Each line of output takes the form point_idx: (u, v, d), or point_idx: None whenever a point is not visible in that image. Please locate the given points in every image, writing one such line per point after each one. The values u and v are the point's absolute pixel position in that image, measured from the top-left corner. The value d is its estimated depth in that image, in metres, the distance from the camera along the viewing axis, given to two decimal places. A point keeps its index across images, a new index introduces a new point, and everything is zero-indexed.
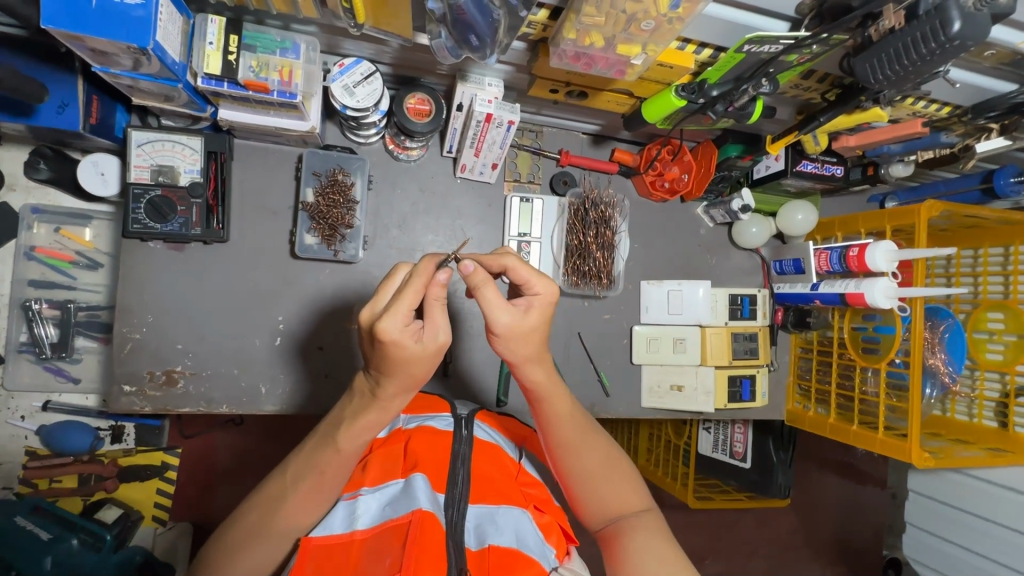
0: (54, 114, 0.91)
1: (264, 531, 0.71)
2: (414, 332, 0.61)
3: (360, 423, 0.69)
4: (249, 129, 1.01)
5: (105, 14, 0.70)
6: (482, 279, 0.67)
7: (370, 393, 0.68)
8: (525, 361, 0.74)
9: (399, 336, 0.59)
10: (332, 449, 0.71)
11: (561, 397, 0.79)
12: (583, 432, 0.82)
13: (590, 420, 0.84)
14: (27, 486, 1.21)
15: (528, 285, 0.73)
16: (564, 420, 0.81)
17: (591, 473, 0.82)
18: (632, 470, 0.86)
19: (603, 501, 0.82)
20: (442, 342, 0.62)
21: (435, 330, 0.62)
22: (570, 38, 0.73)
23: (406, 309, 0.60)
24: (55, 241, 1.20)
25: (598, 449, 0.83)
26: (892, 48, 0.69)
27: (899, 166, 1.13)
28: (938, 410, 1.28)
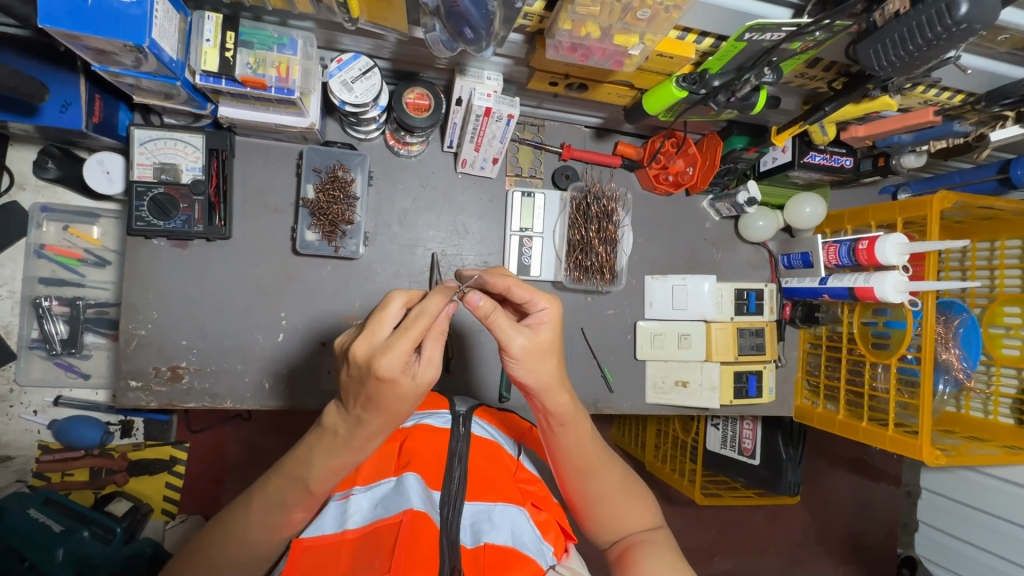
0: (57, 114, 0.93)
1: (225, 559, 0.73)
2: (410, 367, 0.60)
3: (334, 464, 0.69)
4: (250, 126, 1.01)
5: (102, 13, 0.71)
6: (490, 309, 0.69)
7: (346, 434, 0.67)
8: (546, 386, 0.73)
9: (398, 375, 0.59)
10: (302, 490, 0.71)
11: (582, 421, 0.79)
12: (600, 455, 0.81)
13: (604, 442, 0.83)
14: (40, 479, 1.24)
15: (532, 302, 0.74)
16: (583, 445, 0.80)
17: (604, 497, 0.80)
18: (641, 488, 0.85)
19: (616, 522, 0.80)
20: (435, 380, 0.62)
21: (429, 365, 0.61)
22: (565, 29, 0.72)
23: (409, 347, 0.59)
24: (64, 239, 1.22)
25: (611, 473, 0.81)
26: (897, 34, 0.67)
27: (911, 157, 1.09)
28: (953, 406, 1.25)
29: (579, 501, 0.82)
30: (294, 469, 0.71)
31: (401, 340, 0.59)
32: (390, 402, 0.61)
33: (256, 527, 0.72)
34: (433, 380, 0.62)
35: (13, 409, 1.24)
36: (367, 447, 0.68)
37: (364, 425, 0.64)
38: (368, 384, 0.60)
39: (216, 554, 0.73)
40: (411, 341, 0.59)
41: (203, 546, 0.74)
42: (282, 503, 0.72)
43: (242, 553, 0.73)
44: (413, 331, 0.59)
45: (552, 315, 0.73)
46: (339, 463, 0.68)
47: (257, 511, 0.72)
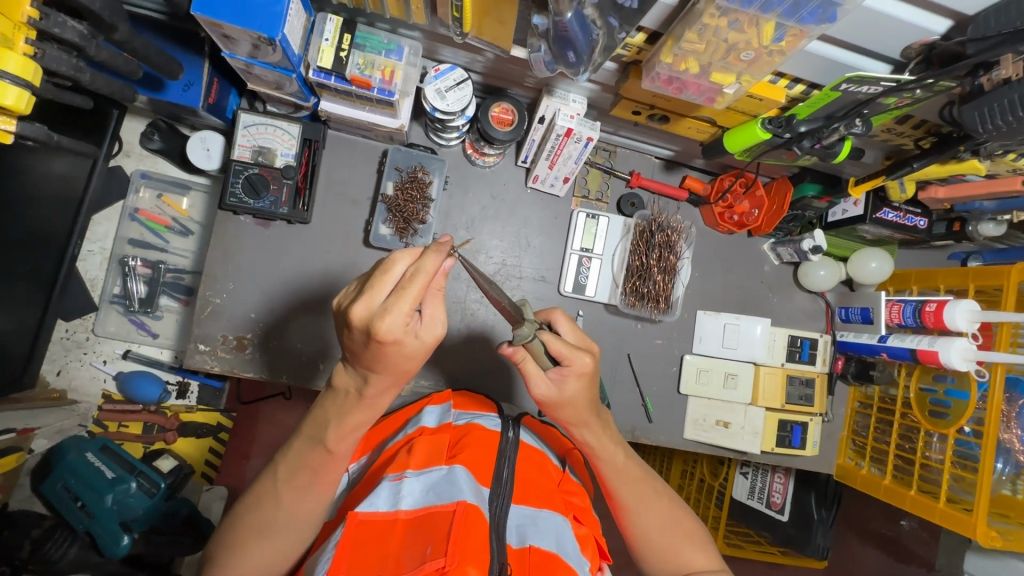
0: (180, 92, 1.02)
1: (260, 543, 0.76)
2: (412, 329, 0.60)
3: (349, 423, 0.74)
4: (344, 122, 1.08)
5: (246, 7, 0.78)
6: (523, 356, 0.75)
7: (356, 392, 0.71)
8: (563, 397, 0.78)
9: (400, 336, 0.59)
10: (322, 451, 0.75)
11: (611, 434, 0.87)
12: (644, 482, 0.87)
13: (650, 474, 0.90)
14: (99, 427, 1.31)
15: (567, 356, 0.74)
16: (623, 473, 0.86)
17: (657, 525, 0.85)
18: (695, 525, 0.88)
19: (677, 558, 0.83)
20: (439, 334, 0.62)
21: (432, 323, 0.62)
22: (666, 62, 0.75)
23: (408, 308, 0.58)
24: (156, 206, 1.34)
25: (668, 513, 0.86)
26: (1005, 100, 0.67)
27: (989, 225, 1.08)
28: (1009, 490, 1.09)
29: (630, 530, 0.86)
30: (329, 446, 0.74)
31: (400, 301, 0.58)
32: (398, 359, 0.62)
33: (307, 496, 0.77)
34: (438, 335, 0.62)
35: (86, 356, 1.33)
36: (378, 404, 0.72)
37: (371, 381, 0.67)
38: (372, 345, 0.60)
39: (262, 520, 0.76)
40: (410, 302, 0.58)
41: (250, 511, 0.77)
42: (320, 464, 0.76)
43: (272, 538, 0.76)
44: (411, 292, 0.58)
45: (580, 372, 0.75)
46: (352, 420, 0.73)
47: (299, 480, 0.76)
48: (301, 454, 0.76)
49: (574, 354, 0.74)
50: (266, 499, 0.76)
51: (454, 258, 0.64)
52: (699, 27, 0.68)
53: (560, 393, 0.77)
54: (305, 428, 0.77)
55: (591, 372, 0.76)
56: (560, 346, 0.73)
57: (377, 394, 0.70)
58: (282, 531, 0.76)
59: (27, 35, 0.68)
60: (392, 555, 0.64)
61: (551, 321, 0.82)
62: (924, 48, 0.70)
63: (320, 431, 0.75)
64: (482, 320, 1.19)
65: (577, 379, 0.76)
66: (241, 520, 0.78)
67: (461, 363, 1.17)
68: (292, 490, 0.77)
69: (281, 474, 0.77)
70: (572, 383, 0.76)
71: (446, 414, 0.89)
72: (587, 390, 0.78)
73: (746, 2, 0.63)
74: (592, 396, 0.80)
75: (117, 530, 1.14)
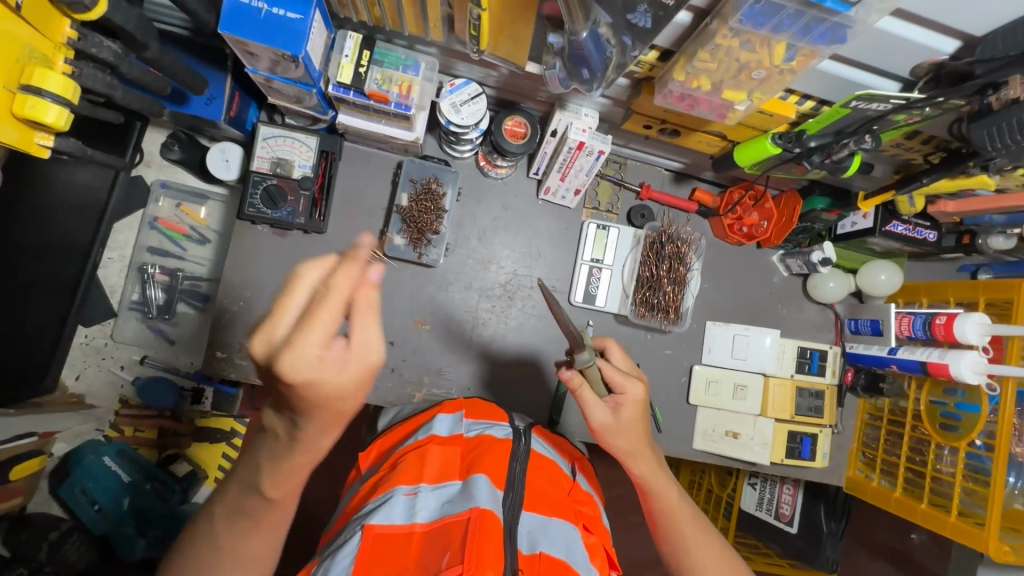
0: (203, 105, 1.06)
1: None
2: None
3: None
4: (361, 135, 1.11)
5: (270, 25, 0.81)
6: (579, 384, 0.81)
7: (286, 437, 0.59)
8: (616, 425, 0.82)
9: (313, 373, 0.49)
10: (264, 501, 0.65)
11: (662, 467, 0.87)
12: (691, 517, 0.85)
13: (697, 509, 0.88)
14: (116, 432, 1.32)
15: (621, 385, 0.83)
16: (672, 505, 0.85)
17: (705, 565, 0.82)
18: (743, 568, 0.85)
19: None
20: (372, 362, 0.51)
21: None
22: (678, 79, 0.77)
23: (318, 339, 0.48)
24: (175, 215, 1.37)
25: (726, 566, 0.83)
26: (1013, 119, 0.69)
27: (999, 239, 1.08)
28: (1021, 504, 1.08)
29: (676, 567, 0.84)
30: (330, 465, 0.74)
31: (307, 331, 0.48)
32: (318, 400, 0.51)
33: None
34: None
35: (104, 362, 1.35)
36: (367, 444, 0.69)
37: (301, 426, 0.56)
38: (285, 387, 0.50)
39: None
40: None
41: None
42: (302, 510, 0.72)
43: None
44: None
45: (634, 400, 0.83)
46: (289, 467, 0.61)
47: None
48: (267, 494, 0.69)
49: (630, 382, 0.83)
50: None
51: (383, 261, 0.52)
52: (712, 46, 0.70)
53: (616, 421, 0.83)
54: (268, 471, 0.69)
55: (643, 401, 0.85)
56: (618, 370, 0.83)
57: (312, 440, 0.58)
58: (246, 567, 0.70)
59: (67, 55, 0.73)
60: (409, 566, 0.64)
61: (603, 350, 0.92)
62: (933, 67, 0.70)
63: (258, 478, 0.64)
64: (493, 329, 1.20)
65: (632, 407, 0.84)
66: None
67: (472, 371, 1.19)
68: (266, 528, 0.71)
69: None
70: (628, 410, 0.83)
71: (456, 425, 0.90)
72: (640, 419, 0.84)
73: (759, 25, 0.64)
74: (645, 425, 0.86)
75: (130, 535, 1.21)
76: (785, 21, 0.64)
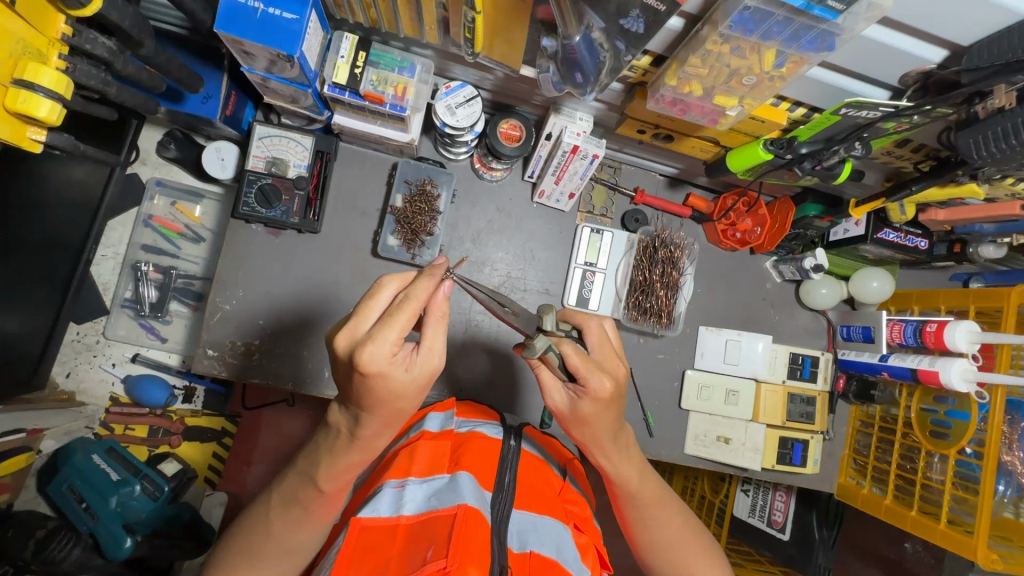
0: (199, 104, 1.06)
1: (264, 550, 0.77)
2: (402, 361, 0.61)
3: (340, 463, 0.72)
4: (356, 135, 1.12)
5: (266, 26, 0.81)
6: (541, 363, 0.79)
7: (348, 432, 0.70)
8: (581, 415, 0.78)
9: (386, 368, 0.60)
10: (313, 489, 0.74)
11: (632, 453, 0.87)
12: (660, 499, 0.89)
13: (665, 489, 0.92)
14: (105, 429, 1.33)
15: (584, 375, 0.73)
16: (642, 490, 0.87)
17: (668, 541, 0.89)
18: (704, 535, 0.93)
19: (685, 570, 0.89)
20: (434, 367, 0.64)
21: (428, 354, 0.63)
22: (670, 84, 0.78)
23: (396, 337, 0.60)
24: (170, 213, 1.37)
25: (691, 540, 0.90)
26: (999, 128, 0.70)
27: (990, 247, 1.10)
28: (1011, 513, 1.08)
29: (641, 541, 0.91)
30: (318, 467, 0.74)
31: (387, 330, 0.60)
32: (385, 394, 0.62)
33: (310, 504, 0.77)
34: (433, 368, 0.63)
35: (96, 359, 1.35)
36: (370, 445, 0.71)
37: (364, 421, 0.67)
38: (357, 376, 0.61)
39: (267, 525, 0.77)
40: (398, 330, 0.60)
41: (255, 518, 0.78)
42: (309, 501, 0.75)
43: (274, 546, 0.77)
44: (398, 319, 0.60)
45: (596, 394, 0.74)
46: (345, 461, 0.72)
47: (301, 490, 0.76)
48: (293, 488, 0.75)
49: (592, 373, 0.73)
50: (270, 506, 0.77)
51: (450, 281, 0.67)
52: (702, 52, 0.70)
53: (574, 408, 0.78)
54: (300, 463, 0.76)
55: (609, 396, 0.74)
56: (578, 360, 0.73)
57: (370, 435, 0.69)
58: (270, 554, 0.77)
59: (61, 50, 0.73)
60: (395, 558, 0.65)
61: (583, 327, 0.82)
62: (921, 76, 0.71)
63: (312, 468, 0.74)
64: (486, 331, 1.20)
65: (593, 400, 0.75)
66: (246, 526, 0.78)
67: (465, 373, 1.18)
68: (285, 523, 0.76)
69: (286, 480, 0.78)
70: (587, 403, 0.75)
71: (448, 421, 0.90)
72: (604, 412, 0.77)
73: (749, 31, 0.65)
74: (614, 415, 0.78)
75: (120, 532, 1.16)
76: (774, 28, 0.64)
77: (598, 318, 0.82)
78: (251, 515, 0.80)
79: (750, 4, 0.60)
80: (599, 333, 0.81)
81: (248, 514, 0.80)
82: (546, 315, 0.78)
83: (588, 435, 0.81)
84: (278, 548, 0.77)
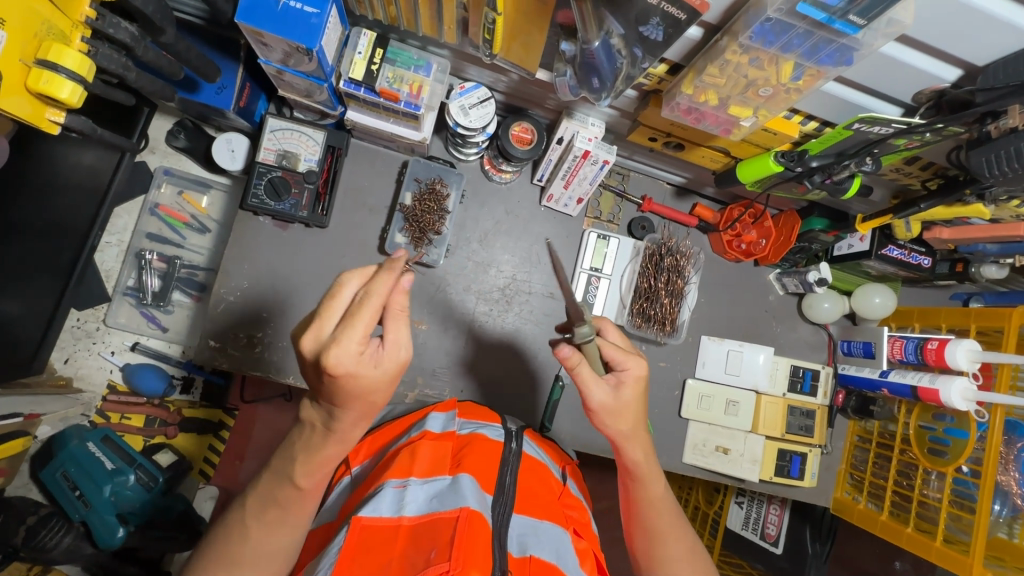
0: (213, 94, 1.06)
1: (260, 551, 0.75)
2: (369, 359, 0.61)
3: None
4: (368, 132, 1.12)
5: (288, 19, 0.82)
6: (578, 360, 0.75)
7: (323, 426, 0.70)
8: (620, 406, 0.78)
9: (354, 367, 0.59)
10: (292, 487, 0.74)
11: (656, 467, 0.86)
12: (668, 516, 0.87)
13: (674, 507, 0.90)
14: (101, 417, 1.32)
15: (620, 362, 0.79)
16: (654, 500, 0.86)
17: (671, 560, 0.87)
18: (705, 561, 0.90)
19: None
20: (401, 359, 0.63)
21: (395, 348, 0.62)
22: (686, 93, 0.78)
23: (360, 336, 0.59)
24: (176, 202, 1.37)
25: (693, 557, 0.88)
26: (1011, 148, 0.70)
27: (992, 268, 1.10)
28: (1005, 534, 1.06)
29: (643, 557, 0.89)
30: (321, 469, 0.73)
31: (350, 330, 0.59)
32: (357, 390, 0.62)
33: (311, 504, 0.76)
34: (401, 360, 0.63)
35: (95, 346, 1.35)
36: None
37: (338, 415, 0.67)
38: (326, 376, 0.61)
39: (268, 523, 0.76)
40: (361, 331, 0.59)
41: (256, 514, 0.77)
42: (310, 500, 0.75)
43: (273, 546, 0.76)
44: (361, 320, 0.59)
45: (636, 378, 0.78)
46: (321, 456, 0.72)
47: (300, 490, 0.75)
48: (296, 488, 0.75)
49: (629, 359, 0.79)
50: (272, 503, 0.77)
51: (410, 273, 0.65)
52: (721, 61, 0.71)
53: (617, 398, 0.77)
54: None
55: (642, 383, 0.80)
56: (615, 350, 0.79)
57: None
58: (269, 556, 0.76)
59: (83, 33, 0.74)
60: (396, 559, 0.64)
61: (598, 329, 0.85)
62: (935, 94, 0.72)
63: (289, 466, 0.74)
64: (489, 332, 1.20)
65: (634, 386, 0.78)
66: (245, 524, 0.78)
67: (467, 373, 1.18)
68: (285, 522, 0.76)
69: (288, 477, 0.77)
70: (628, 391, 0.78)
71: (449, 422, 0.90)
72: (640, 398, 0.79)
73: (769, 42, 0.65)
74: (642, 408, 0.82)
75: (113, 521, 1.17)
76: (794, 41, 0.65)
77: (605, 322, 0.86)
78: (231, 515, 0.79)
79: (772, 16, 0.61)
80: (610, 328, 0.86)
81: (248, 510, 0.79)
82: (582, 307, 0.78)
83: (621, 432, 0.80)
84: (276, 547, 0.76)
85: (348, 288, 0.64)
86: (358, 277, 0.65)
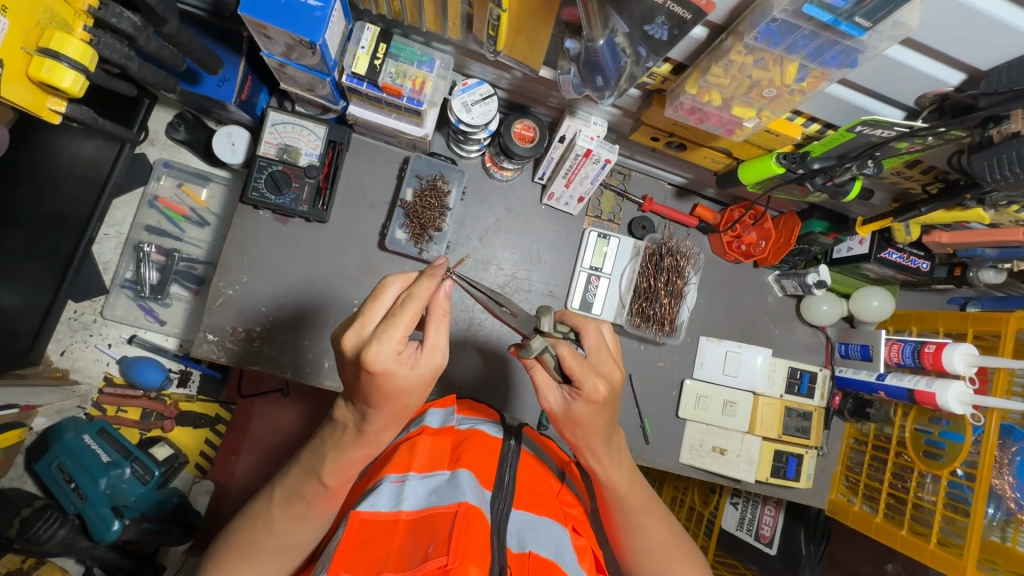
0: (214, 86, 1.06)
1: (259, 547, 0.75)
2: (407, 359, 0.61)
3: (344, 459, 0.72)
4: (370, 127, 1.12)
5: (292, 12, 0.82)
6: (535, 364, 0.79)
7: (355, 427, 0.70)
8: (572, 416, 0.79)
9: (392, 365, 0.60)
10: (310, 485, 0.74)
11: (622, 457, 0.87)
12: (646, 507, 0.88)
13: (654, 497, 0.92)
14: (97, 410, 1.31)
15: (579, 378, 0.74)
16: (629, 491, 0.87)
17: (654, 549, 0.88)
18: (691, 547, 0.92)
19: None
20: (438, 363, 0.63)
21: (432, 352, 0.63)
22: (690, 92, 0.78)
23: (400, 336, 0.60)
24: (175, 195, 1.37)
25: (678, 544, 0.90)
26: (1014, 152, 0.70)
27: (990, 272, 1.11)
28: (998, 537, 1.06)
29: (627, 549, 0.90)
30: (322, 465, 0.73)
31: (391, 329, 0.60)
32: (391, 391, 0.62)
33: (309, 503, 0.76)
34: (436, 364, 0.63)
35: (91, 338, 1.34)
36: (376, 442, 0.71)
37: (369, 418, 0.67)
38: (363, 374, 0.61)
39: (268, 518, 0.76)
40: (402, 331, 0.60)
41: (255, 509, 0.78)
42: (312, 496, 0.75)
43: (272, 543, 0.76)
44: (402, 320, 0.60)
45: (592, 396, 0.74)
46: (350, 457, 0.72)
47: (299, 485, 0.75)
48: (297, 484, 0.75)
49: (586, 376, 0.73)
50: (272, 499, 0.77)
51: (451, 280, 0.66)
52: (725, 61, 0.71)
53: (568, 410, 0.79)
54: (303, 458, 0.76)
55: (603, 399, 0.75)
56: (574, 363, 0.73)
57: (377, 430, 0.69)
58: (269, 552, 0.76)
59: (86, 22, 0.74)
60: (394, 554, 0.64)
61: (581, 329, 0.82)
62: (937, 98, 0.72)
63: (317, 463, 0.73)
64: (487, 330, 1.19)
65: (587, 402, 0.76)
66: (245, 518, 0.78)
67: (466, 370, 1.18)
68: (285, 518, 0.76)
69: (289, 472, 0.77)
70: (579, 404, 0.76)
71: (449, 418, 0.90)
72: (599, 412, 0.77)
73: (773, 43, 0.66)
74: (608, 419, 0.79)
75: (108, 514, 1.16)
76: (799, 42, 0.65)
77: (597, 321, 0.82)
78: (250, 509, 0.79)
79: (778, 17, 0.62)
80: (597, 328, 0.82)
81: (248, 505, 0.79)
82: (544, 316, 0.77)
83: (580, 437, 0.82)
84: (275, 543, 0.76)
85: (390, 290, 0.66)
86: (401, 282, 0.67)
